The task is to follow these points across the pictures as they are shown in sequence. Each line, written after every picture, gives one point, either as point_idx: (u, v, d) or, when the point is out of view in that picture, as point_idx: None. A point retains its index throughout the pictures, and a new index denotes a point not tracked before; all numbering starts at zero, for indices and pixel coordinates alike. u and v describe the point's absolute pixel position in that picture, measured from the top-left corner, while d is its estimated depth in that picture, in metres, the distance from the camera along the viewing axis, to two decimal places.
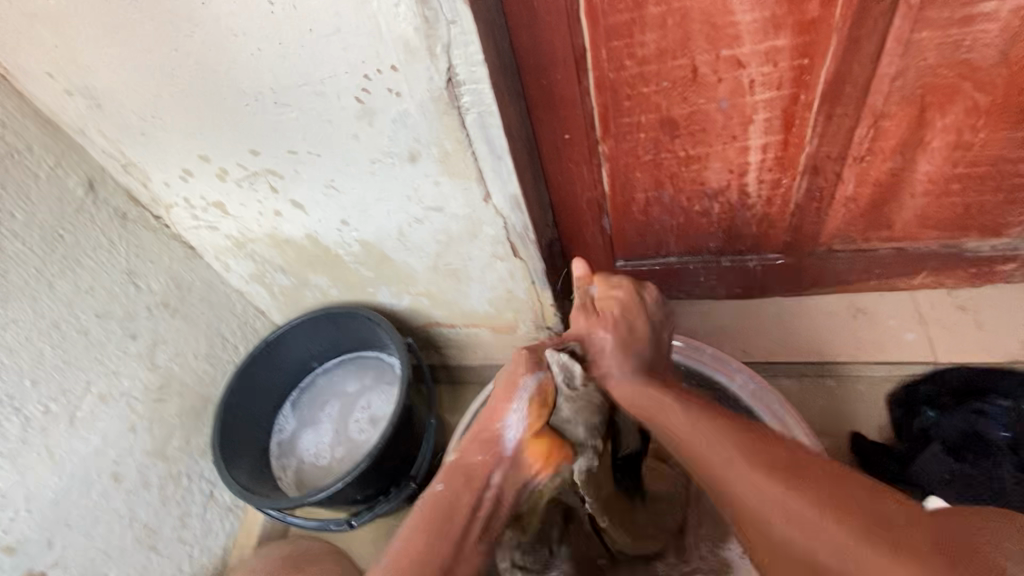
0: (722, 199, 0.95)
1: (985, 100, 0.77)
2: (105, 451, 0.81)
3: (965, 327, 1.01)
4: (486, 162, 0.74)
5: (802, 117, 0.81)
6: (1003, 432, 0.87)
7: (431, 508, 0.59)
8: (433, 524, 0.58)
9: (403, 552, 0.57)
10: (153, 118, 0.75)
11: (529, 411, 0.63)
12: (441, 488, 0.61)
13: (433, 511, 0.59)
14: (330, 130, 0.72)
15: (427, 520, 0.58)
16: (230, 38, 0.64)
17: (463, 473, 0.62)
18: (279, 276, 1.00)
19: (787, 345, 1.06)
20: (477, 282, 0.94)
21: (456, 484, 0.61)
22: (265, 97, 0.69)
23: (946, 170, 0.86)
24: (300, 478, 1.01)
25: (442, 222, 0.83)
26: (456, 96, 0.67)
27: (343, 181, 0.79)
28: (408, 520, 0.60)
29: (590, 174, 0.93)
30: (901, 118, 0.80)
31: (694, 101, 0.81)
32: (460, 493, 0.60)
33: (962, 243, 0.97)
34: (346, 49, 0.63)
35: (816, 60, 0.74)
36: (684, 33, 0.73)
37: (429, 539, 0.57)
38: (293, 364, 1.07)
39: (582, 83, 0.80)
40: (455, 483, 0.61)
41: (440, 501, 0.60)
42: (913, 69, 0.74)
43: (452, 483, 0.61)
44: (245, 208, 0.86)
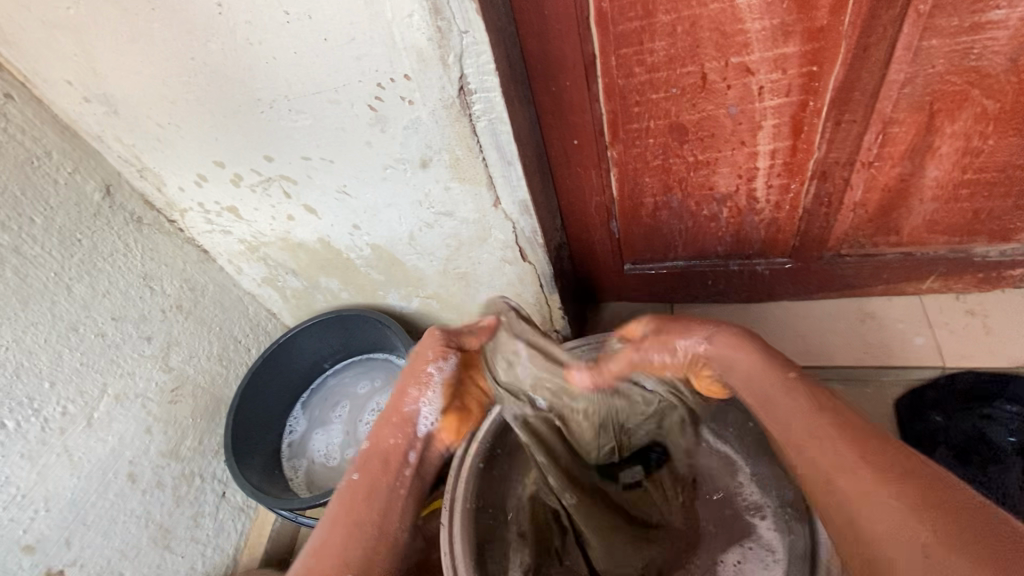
0: (731, 203, 0.95)
1: (994, 107, 0.77)
2: (121, 452, 0.83)
3: (973, 331, 1.00)
4: (496, 169, 0.75)
5: (810, 123, 0.81)
6: (1011, 437, 0.89)
7: (352, 497, 0.59)
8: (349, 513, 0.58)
9: (326, 543, 0.56)
10: (169, 125, 0.76)
11: (443, 398, 0.65)
12: (358, 476, 0.61)
13: (351, 500, 0.59)
14: (343, 137, 0.73)
15: (346, 510, 0.58)
16: (246, 47, 0.65)
17: (381, 458, 0.62)
18: (290, 279, 1.01)
19: (794, 348, 1.06)
20: (486, 286, 0.94)
21: (375, 470, 0.61)
22: (280, 104, 0.70)
23: (954, 175, 0.87)
24: (311, 478, 1.02)
25: (451, 226, 0.84)
26: (468, 103, 0.68)
27: (355, 186, 0.80)
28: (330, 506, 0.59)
29: (599, 179, 0.93)
30: (909, 124, 0.81)
31: (704, 107, 0.81)
32: (379, 478, 0.60)
33: (971, 248, 0.97)
34: (359, 58, 0.63)
35: (825, 67, 0.74)
36: (693, 40, 0.73)
37: (350, 526, 0.57)
38: (304, 366, 1.09)
39: (592, 90, 0.80)
40: (373, 469, 0.61)
41: (359, 486, 0.60)
42: (921, 76, 0.75)
43: (370, 470, 0.61)
44: (258, 213, 0.88)
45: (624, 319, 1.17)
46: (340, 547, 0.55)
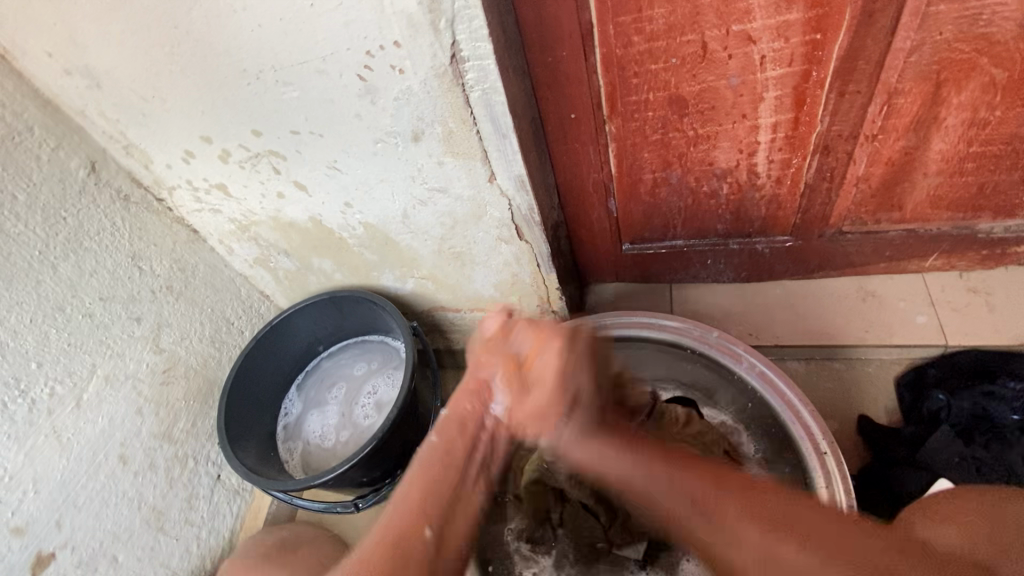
0: (731, 179, 0.93)
1: (1002, 76, 0.75)
2: (111, 434, 0.81)
3: (976, 309, 0.99)
4: (491, 142, 0.73)
5: (813, 95, 0.79)
6: (1015, 415, 0.88)
7: (432, 460, 0.60)
8: (425, 481, 0.58)
9: (404, 499, 0.57)
10: (154, 98, 0.74)
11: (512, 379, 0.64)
12: (437, 440, 0.62)
13: (425, 465, 0.60)
14: (332, 109, 0.71)
15: (424, 473, 0.59)
16: (230, 14, 0.62)
17: (458, 422, 0.63)
18: (282, 260, 0.99)
19: (794, 328, 1.05)
20: (481, 265, 0.93)
21: (454, 433, 0.62)
22: (266, 75, 0.68)
23: (959, 149, 0.85)
24: (306, 460, 1.02)
25: (445, 203, 0.82)
26: (460, 72, 0.65)
27: (346, 161, 0.78)
28: (408, 469, 0.60)
29: (597, 154, 0.91)
30: (914, 95, 0.79)
31: (704, 78, 0.79)
32: (454, 440, 0.62)
33: (975, 224, 0.95)
34: (347, 24, 0.61)
35: (829, 35, 0.72)
36: (693, 7, 0.71)
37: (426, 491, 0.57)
38: (298, 348, 1.07)
39: (589, 61, 0.78)
40: (451, 433, 0.62)
41: (436, 449, 0.61)
42: (928, 43, 0.73)
43: (447, 435, 0.62)
44: (247, 190, 0.86)
45: (623, 299, 1.15)
46: (415, 506, 0.56)
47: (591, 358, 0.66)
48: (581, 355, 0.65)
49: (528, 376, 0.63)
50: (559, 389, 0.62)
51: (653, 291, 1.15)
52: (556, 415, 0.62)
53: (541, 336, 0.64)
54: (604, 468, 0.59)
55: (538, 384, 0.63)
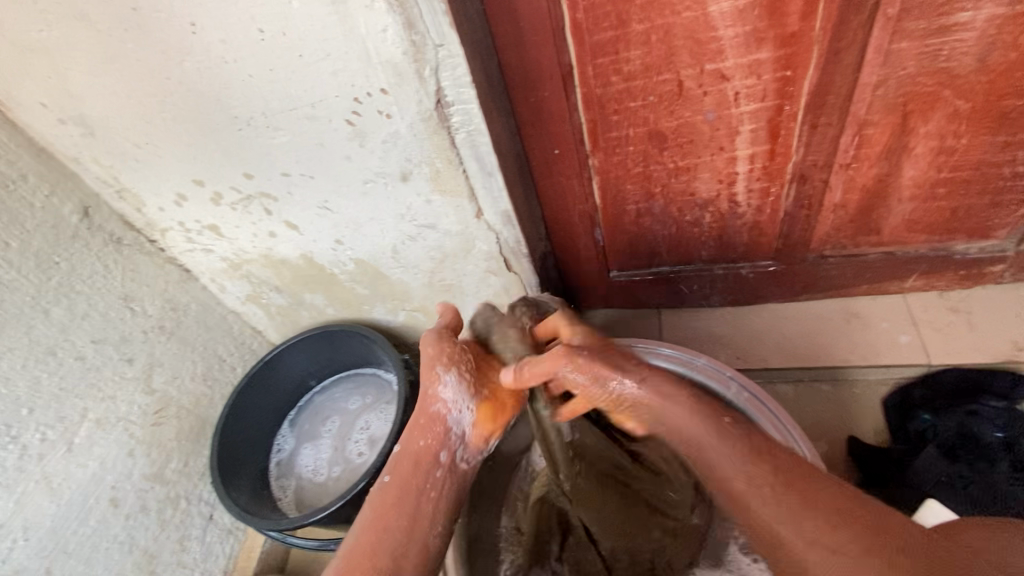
0: (712, 208, 0.96)
1: (965, 107, 0.78)
2: (102, 477, 0.81)
3: (957, 328, 1.01)
4: (477, 179, 0.75)
5: (787, 127, 0.82)
6: (997, 432, 0.89)
7: (383, 500, 0.61)
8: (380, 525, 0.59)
9: (356, 545, 0.58)
10: (147, 144, 0.76)
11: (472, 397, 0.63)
12: (388, 477, 0.62)
13: (383, 504, 0.60)
14: (321, 152, 0.73)
15: (376, 518, 0.59)
16: (220, 65, 0.65)
17: (412, 458, 0.63)
18: (274, 296, 1.00)
19: (781, 351, 1.07)
20: (473, 297, 0.94)
21: (404, 471, 0.62)
22: (257, 121, 0.70)
23: (930, 175, 0.88)
24: (299, 497, 1.01)
25: (435, 239, 0.84)
26: (446, 116, 0.68)
27: (336, 201, 0.79)
28: (363, 508, 0.61)
29: (581, 187, 0.94)
30: (883, 125, 0.82)
31: (681, 114, 0.82)
32: (408, 478, 0.61)
33: (951, 246, 0.98)
34: (335, 74, 0.64)
35: (799, 72, 0.75)
36: (668, 49, 0.74)
37: (379, 537, 0.58)
38: (291, 383, 1.08)
39: (570, 101, 0.81)
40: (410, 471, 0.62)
41: (389, 488, 0.61)
42: (893, 78, 0.76)
43: (400, 471, 0.62)
44: (239, 230, 0.87)
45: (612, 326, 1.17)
46: (370, 552, 0.57)
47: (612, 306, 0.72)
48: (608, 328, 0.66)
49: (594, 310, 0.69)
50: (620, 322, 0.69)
51: (643, 317, 1.16)
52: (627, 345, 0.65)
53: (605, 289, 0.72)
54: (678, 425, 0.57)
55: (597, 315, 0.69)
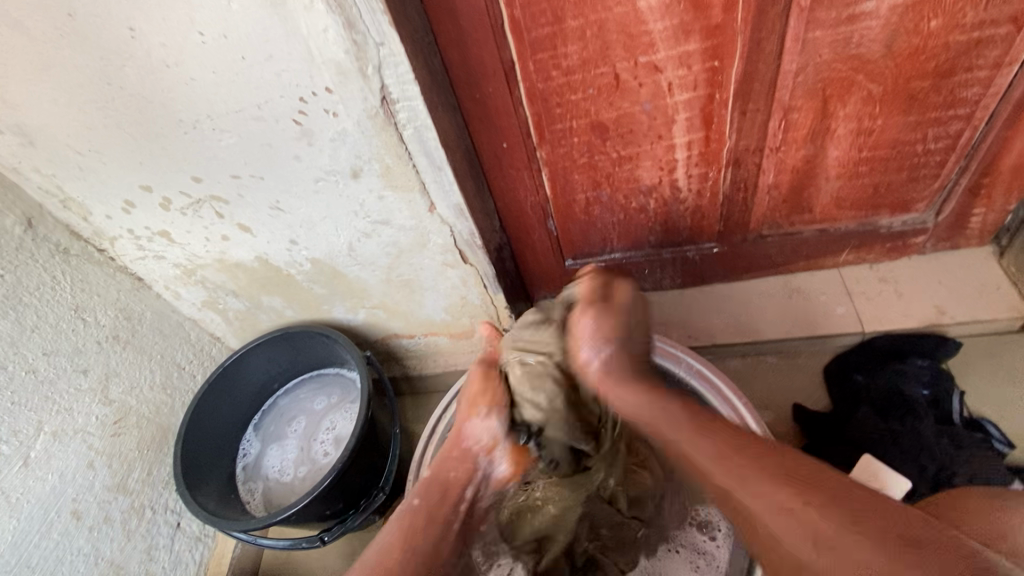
0: (656, 194, 1.01)
1: (878, 89, 0.85)
2: (62, 490, 0.80)
3: (887, 297, 1.09)
4: (428, 175, 0.77)
5: (719, 114, 0.87)
6: (923, 389, 0.98)
7: (411, 522, 0.67)
8: (409, 541, 0.64)
9: (387, 548, 0.63)
10: (91, 152, 0.75)
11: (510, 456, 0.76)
12: (418, 502, 0.69)
13: (411, 521, 0.67)
14: (270, 152, 0.74)
15: (405, 532, 0.65)
16: (163, 69, 0.65)
17: (439, 487, 0.71)
18: (231, 301, 1.00)
19: (729, 327, 1.12)
20: (431, 291, 0.97)
21: (433, 496, 0.70)
22: (203, 124, 0.71)
23: (853, 154, 0.94)
24: (268, 498, 1.02)
25: (390, 234, 0.86)
26: (391, 113, 0.70)
27: (288, 201, 0.80)
28: (390, 521, 0.67)
29: (531, 180, 0.97)
30: (807, 109, 0.88)
31: (620, 105, 0.86)
32: (437, 505, 0.69)
33: (876, 220, 1.06)
34: (280, 74, 0.65)
35: (726, 61, 0.80)
36: (603, 43, 0.78)
37: (406, 549, 0.64)
38: (254, 386, 1.08)
39: (513, 96, 0.84)
40: (431, 501, 0.70)
41: (420, 511, 0.68)
42: (811, 64, 0.82)
43: (428, 497, 0.70)
44: (191, 236, 0.87)
45: None
46: (397, 564, 0.62)
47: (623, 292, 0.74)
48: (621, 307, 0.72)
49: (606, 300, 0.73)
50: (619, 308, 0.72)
51: None
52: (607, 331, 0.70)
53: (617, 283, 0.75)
54: (630, 410, 0.65)
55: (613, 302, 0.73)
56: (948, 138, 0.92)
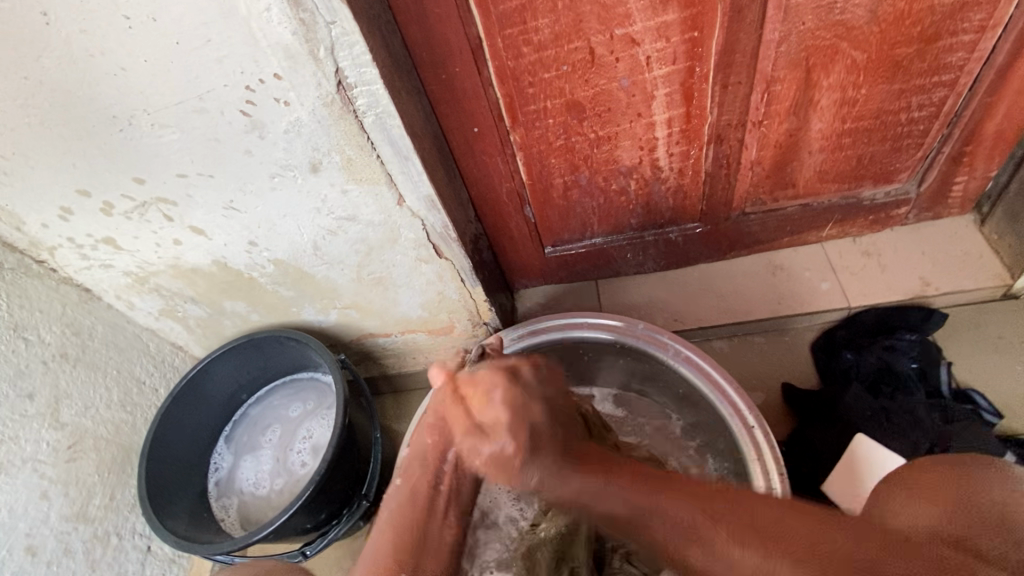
0: (636, 175, 0.96)
1: (862, 58, 0.81)
2: (13, 526, 0.74)
3: (871, 271, 1.07)
4: (393, 165, 0.71)
5: (700, 89, 0.83)
6: (912, 363, 0.96)
7: (400, 502, 0.67)
8: (400, 518, 0.66)
9: (380, 534, 0.65)
10: (15, 154, 0.68)
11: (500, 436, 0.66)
12: (400, 481, 0.69)
13: (398, 504, 0.67)
14: (218, 148, 0.67)
15: (394, 517, 0.66)
16: (88, 59, 0.58)
17: (420, 462, 0.70)
18: (191, 308, 0.93)
19: (714, 309, 1.10)
20: (405, 288, 0.92)
21: (416, 474, 0.69)
22: (140, 120, 0.64)
23: (836, 126, 0.91)
24: (244, 514, 0.97)
25: (357, 231, 0.80)
26: (349, 99, 0.64)
27: (243, 200, 0.74)
28: (381, 510, 0.68)
29: (505, 165, 0.92)
30: (789, 81, 0.84)
31: (596, 82, 0.81)
32: (419, 481, 0.69)
33: (860, 192, 1.03)
34: (221, 61, 0.58)
35: (706, 32, 0.76)
36: (575, 15, 0.73)
37: (394, 534, 0.65)
38: (223, 397, 1.02)
39: (481, 76, 0.78)
40: (415, 479, 0.69)
41: (403, 491, 0.68)
42: (794, 33, 0.78)
43: (410, 474, 0.70)
44: (139, 241, 0.80)
45: (550, 302, 1.17)
46: (389, 547, 0.63)
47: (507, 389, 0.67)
48: (537, 390, 0.69)
49: (482, 429, 0.67)
50: (511, 433, 0.66)
51: (581, 290, 1.17)
52: (513, 464, 0.66)
53: (482, 383, 0.67)
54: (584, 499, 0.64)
55: (489, 429, 0.67)
56: (933, 106, 0.89)
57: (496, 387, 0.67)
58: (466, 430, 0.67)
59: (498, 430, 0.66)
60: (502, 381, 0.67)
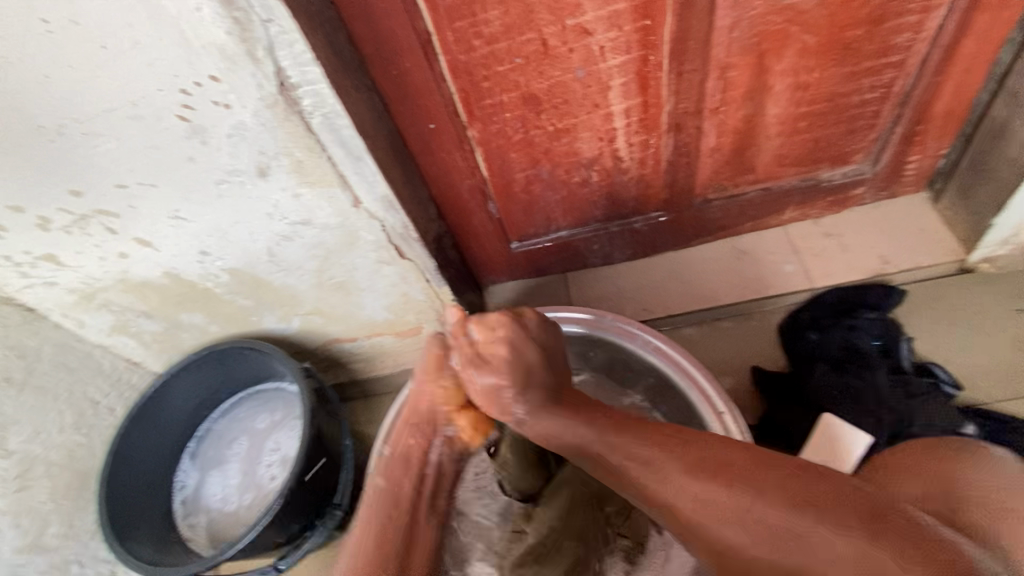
0: (598, 166, 0.96)
1: (813, 41, 0.82)
2: None
3: (832, 252, 1.09)
4: (346, 166, 0.69)
5: (655, 77, 0.83)
6: (874, 341, 0.98)
7: (379, 500, 0.69)
8: (380, 515, 0.68)
9: (360, 535, 0.67)
10: None
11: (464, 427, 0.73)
12: (382, 481, 0.70)
13: (377, 504, 0.69)
14: (158, 156, 0.64)
15: (371, 516, 0.68)
16: (7, 66, 0.54)
17: (402, 460, 0.71)
18: (145, 322, 0.90)
19: (682, 296, 1.10)
20: (369, 291, 0.89)
21: (396, 474, 0.70)
22: (70, 129, 0.60)
23: (791, 110, 0.92)
24: (212, 532, 0.95)
25: (313, 235, 0.77)
26: (293, 100, 0.61)
27: (190, 209, 0.71)
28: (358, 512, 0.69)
29: (465, 160, 0.91)
30: (743, 67, 0.84)
31: (551, 74, 0.80)
32: (399, 481, 0.70)
33: (818, 174, 1.05)
34: (153, 64, 0.55)
35: (658, 20, 0.75)
36: (525, 6, 0.71)
37: (375, 535, 0.67)
38: (185, 413, 0.98)
39: (434, 70, 0.77)
40: (396, 470, 0.71)
41: (384, 491, 0.70)
42: (744, 19, 0.78)
43: (391, 474, 0.70)
44: (83, 256, 0.76)
45: (520, 297, 1.16)
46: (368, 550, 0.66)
47: (514, 332, 0.69)
48: (536, 336, 0.70)
49: (482, 360, 0.68)
50: (514, 367, 0.66)
51: (549, 284, 1.17)
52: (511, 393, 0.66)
53: (486, 325, 0.69)
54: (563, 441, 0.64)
55: (489, 362, 0.67)
56: (883, 87, 0.90)
57: (511, 325, 0.69)
58: (468, 361, 0.68)
59: (498, 364, 0.67)
60: (509, 323, 0.69)
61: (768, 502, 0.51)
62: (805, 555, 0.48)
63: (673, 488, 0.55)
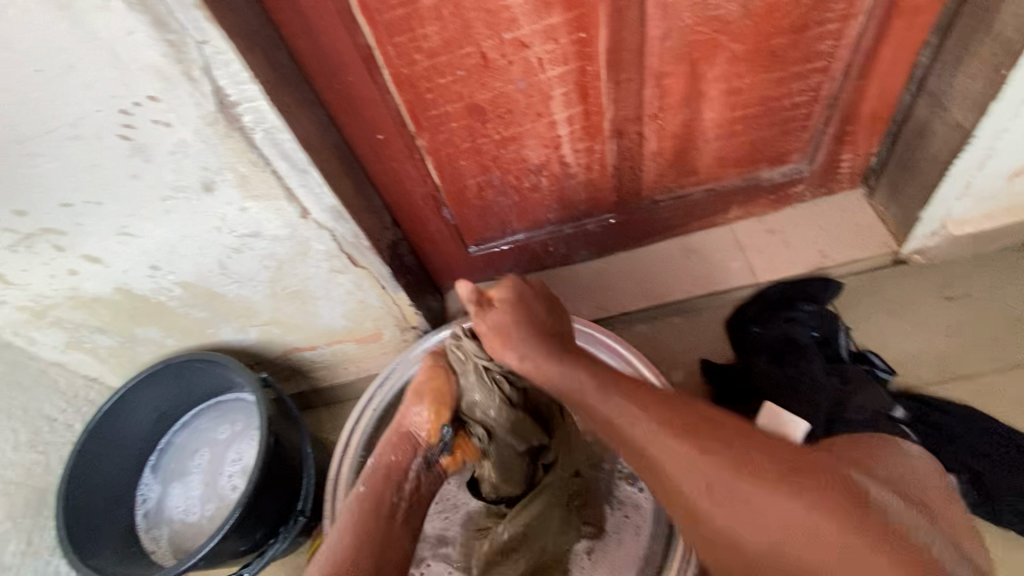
0: (546, 171, 0.99)
1: (741, 49, 0.87)
2: None
3: (775, 248, 1.14)
4: (291, 179, 0.71)
5: (594, 86, 0.86)
6: (812, 332, 1.02)
7: (362, 505, 0.75)
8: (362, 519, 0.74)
9: (341, 541, 0.72)
10: None
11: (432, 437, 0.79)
12: (365, 488, 0.76)
13: (361, 509, 0.75)
14: (102, 174, 0.65)
15: (353, 520, 0.74)
16: None
17: (383, 474, 0.77)
18: (99, 338, 0.90)
19: (634, 295, 1.14)
20: (324, 299, 0.91)
21: (377, 482, 0.77)
22: (11, 151, 0.61)
23: (727, 114, 0.97)
24: (176, 543, 0.96)
25: (264, 247, 0.79)
26: (234, 117, 0.63)
27: (138, 224, 0.72)
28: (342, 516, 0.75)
29: (416, 169, 0.93)
30: (677, 74, 0.88)
31: (493, 85, 0.83)
32: (381, 492, 0.76)
33: (758, 174, 1.09)
34: (90, 85, 0.57)
35: (592, 32, 0.79)
36: (462, 21, 0.74)
37: (355, 537, 0.72)
38: (144, 427, 0.98)
39: (377, 82, 0.79)
40: (377, 479, 0.77)
41: (367, 496, 0.76)
42: (674, 29, 0.82)
43: (373, 484, 0.77)
44: (31, 274, 0.76)
45: None
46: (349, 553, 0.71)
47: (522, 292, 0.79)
48: (541, 296, 0.81)
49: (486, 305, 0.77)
50: (516, 306, 0.77)
51: None
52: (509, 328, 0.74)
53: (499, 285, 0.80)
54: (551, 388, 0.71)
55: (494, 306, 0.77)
56: (811, 90, 0.96)
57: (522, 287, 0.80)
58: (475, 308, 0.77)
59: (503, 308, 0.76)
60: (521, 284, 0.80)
61: (744, 474, 0.60)
62: (769, 522, 0.58)
63: (667, 454, 0.63)
